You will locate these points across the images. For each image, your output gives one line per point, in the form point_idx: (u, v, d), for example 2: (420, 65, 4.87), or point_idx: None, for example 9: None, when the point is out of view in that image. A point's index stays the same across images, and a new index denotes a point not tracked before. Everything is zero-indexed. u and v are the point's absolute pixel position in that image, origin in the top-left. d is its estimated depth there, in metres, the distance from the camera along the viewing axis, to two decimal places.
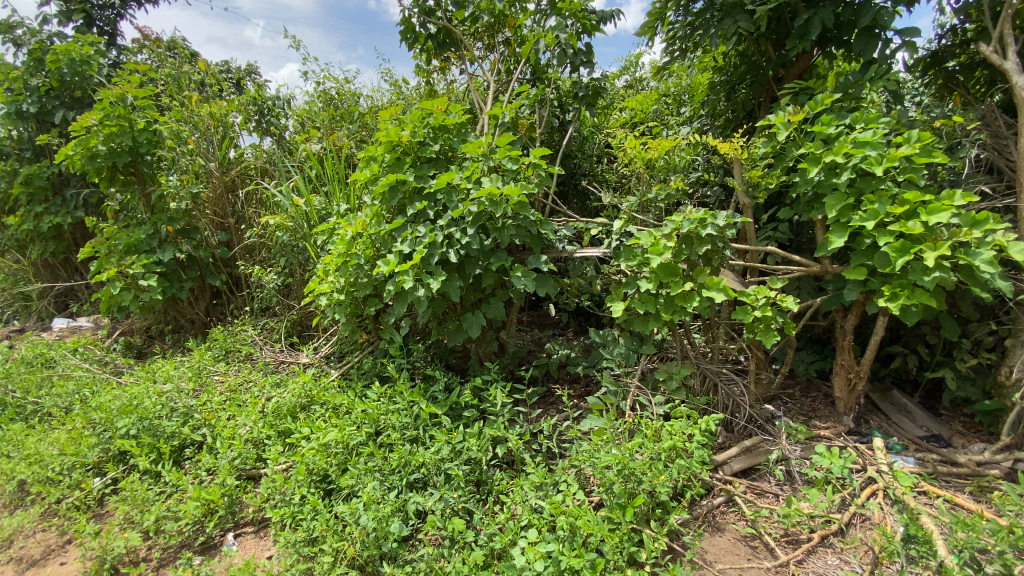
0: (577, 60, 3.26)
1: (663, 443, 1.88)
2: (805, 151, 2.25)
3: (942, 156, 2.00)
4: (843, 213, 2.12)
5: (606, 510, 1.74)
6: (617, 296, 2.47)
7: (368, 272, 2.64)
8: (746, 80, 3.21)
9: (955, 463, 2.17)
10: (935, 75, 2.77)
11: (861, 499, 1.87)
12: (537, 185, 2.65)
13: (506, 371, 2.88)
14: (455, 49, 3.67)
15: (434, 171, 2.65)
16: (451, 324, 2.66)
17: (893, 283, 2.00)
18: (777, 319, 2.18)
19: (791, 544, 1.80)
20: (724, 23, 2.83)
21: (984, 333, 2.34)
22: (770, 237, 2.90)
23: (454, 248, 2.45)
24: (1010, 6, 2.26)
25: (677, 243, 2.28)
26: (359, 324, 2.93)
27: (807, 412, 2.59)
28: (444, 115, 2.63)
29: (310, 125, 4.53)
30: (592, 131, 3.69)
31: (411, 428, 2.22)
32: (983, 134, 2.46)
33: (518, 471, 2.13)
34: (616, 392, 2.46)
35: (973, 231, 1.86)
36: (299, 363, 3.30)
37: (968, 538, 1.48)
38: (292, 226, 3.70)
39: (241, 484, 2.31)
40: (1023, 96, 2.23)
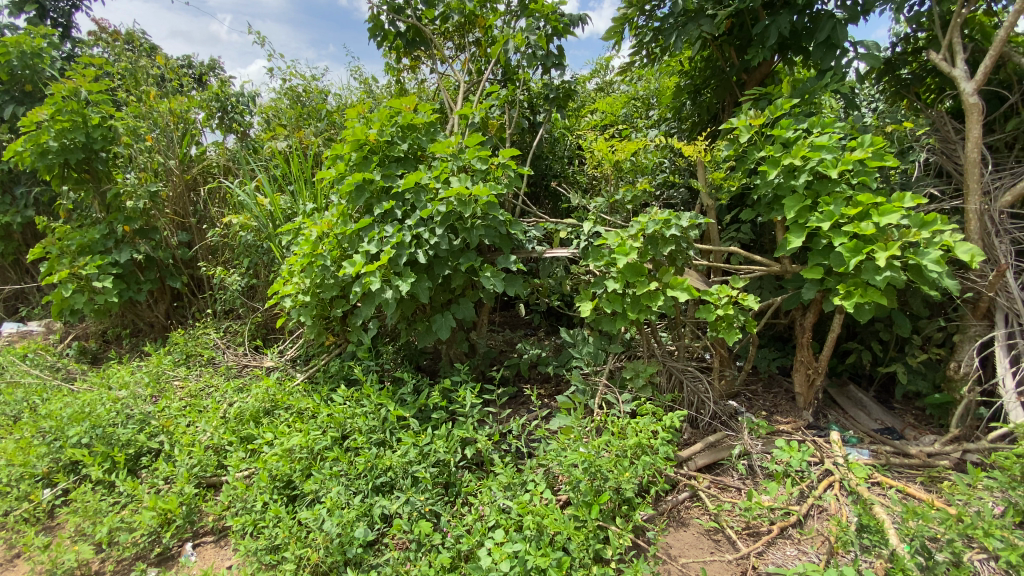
0: (547, 62, 3.27)
1: (629, 439, 1.90)
2: (766, 154, 2.31)
3: (892, 160, 2.08)
4: (801, 215, 2.18)
5: (573, 508, 1.75)
6: (586, 296, 2.49)
7: (334, 273, 2.58)
8: (711, 85, 3.30)
9: (906, 455, 2.26)
10: (889, 81, 2.88)
11: (819, 491, 1.93)
12: (506, 185, 2.65)
13: (476, 371, 2.87)
14: (425, 48, 3.65)
15: (402, 171, 2.61)
16: (421, 325, 2.60)
17: (848, 282, 2.08)
18: (738, 317, 2.24)
19: (751, 537, 1.85)
20: (687, 29, 2.92)
21: (933, 329, 2.45)
22: (734, 238, 2.97)
23: (423, 248, 2.41)
24: (960, 15, 2.41)
25: (643, 243, 2.31)
26: (326, 326, 2.88)
27: (769, 407, 2.67)
28: (413, 114, 2.60)
29: (277, 123, 4.43)
30: (562, 133, 3.71)
31: (378, 431, 2.18)
32: (932, 140, 2.58)
33: (486, 472, 2.12)
34: (584, 391, 2.49)
35: (921, 232, 1.94)
36: (263, 367, 3.21)
37: (918, 527, 1.53)
38: (256, 226, 3.61)
39: (200, 492, 2.23)
40: (970, 102, 2.34)
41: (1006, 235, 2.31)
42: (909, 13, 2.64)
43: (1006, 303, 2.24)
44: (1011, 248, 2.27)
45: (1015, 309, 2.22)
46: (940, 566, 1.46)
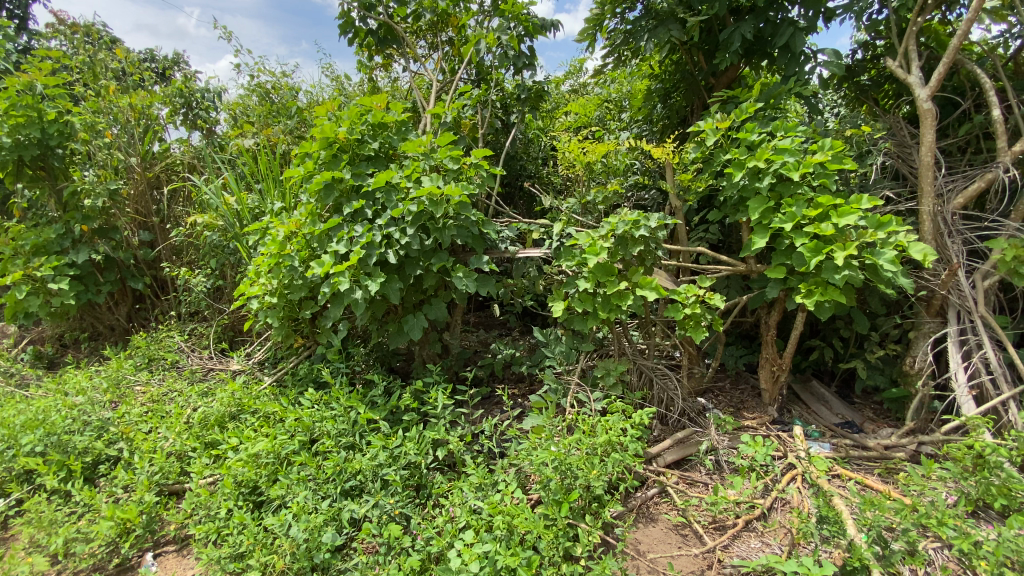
0: (520, 63, 3.28)
1: (599, 437, 1.91)
2: (731, 156, 2.36)
3: (851, 163, 2.15)
4: (765, 216, 2.24)
5: (543, 506, 1.76)
6: (558, 296, 2.50)
7: (303, 274, 2.52)
8: (680, 88, 3.36)
9: (865, 447, 2.34)
10: (849, 87, 2.99)
11: (782, 484, 1.98)
12: (479, 185, 2.64)
13: (449, 372, 2.85)
14: (397, 46, 3.61)
15: (373, 169, 2.57)
16: (392, 325, 2.56)
17: (809, 281, 2.14)
18: (705, 316, 2.29)
19: (717, 531, 1.89)
20: (658, 31, 2.97)
21: (890, 326, 2.54)
22: (702, 238, 3.03)
23: (394, 248, 2.37)
24: (915, 24, 2.51)
25: (613, 243, 2.34)
26: (294, 328, 2.82)
27: (736, 404, 2.73)
28: (384, 112, 2.57)
29: (244, 120, 4.32)
30: (536, 134, 3.73)
31: (347, 434, 2.14)
32: (888, 144, 2.68)
33: (458, 473, 2.10)
34: (556, 390, 2.50)
35: (877, 233, 2.02)
36: (228, 370, 3.12)
37: (875, 517, 1.59)
38: (222, 225, 3.52)
39: (162, 500, 2.15)
40: (925, 108, 2.44)
41: (958, 235, 2.41)
42: (868, 21, 2.74)
43: (958, 301, 2.34)
44: (962, 248, 2.37)
45: (966, 306, 2.32)
46: (896, 554, 1.51)
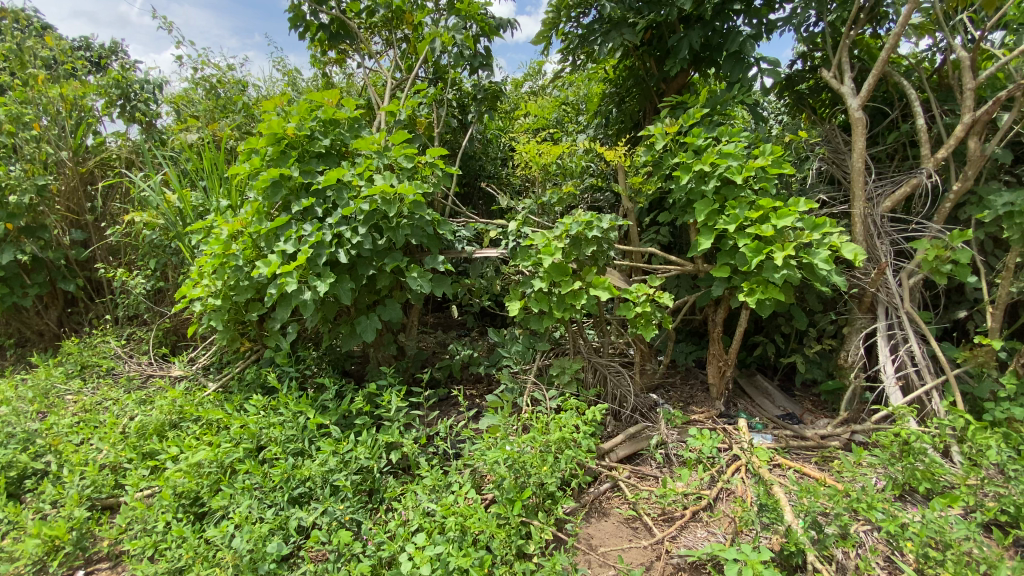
0: (476, 63, 3.27)
1: (552, 435, 1.94)
2: (679, 160, 2.45)
3: (789, 167, 2.26)
4: (710, 218, 2.33)
5: (497, 506, 1.76)
6: (513, 295, 2.52)
7: (249, 274, 2.43)
8: (633, 93, 3.43)
9: (804, 437, 2.46)
10: (789, 95, 3.15)
11: (727, 475, 2.05)
12: (434, 185, 2.61)
13: (405, 374, 2.80)
14: (351, 42, 3.53)
15: (324, 167, 2.50)
16: (344, 327, 2.50)
17: (751, 280, 2.24)
18: (655, 314, 2.36)
19: (666, 522, 1.94)
20: (611, 35, 3.02)
21: (826, 322, 2.68)
22: (654, 239, 3.12)
23: (344, 248, 2.31)
24: (848, 37, 2.67)
25: (567, 244, 2.37)
26: (241, 331, 2.72)
27: (686, 399, 2.82)
28: (335, 108, 2.51)
29: (188, 114, 4.12)
30: (494, 134, 3.75)
31: (296, 440, 2.07)
32: (824, 150, 2.83)
33: (412, 475, 2.07)
34: (512, 390, 2.51)
35: (812, 234, 2.13)
36: (170, 376, 2.96)
37: (811, 504, 1.68)
38: (162, 224, 3.34)
39: (94, 515, 2.02)
40: (856, 117, 2.59)
41: (885, 237, 2.57)
42: (806, 33, 2.88)
43: (886, 298, 2.50)
44: (890, 249, 2.53)
45: (893, 303, 2.48)
46: (829, 538, 1.60)
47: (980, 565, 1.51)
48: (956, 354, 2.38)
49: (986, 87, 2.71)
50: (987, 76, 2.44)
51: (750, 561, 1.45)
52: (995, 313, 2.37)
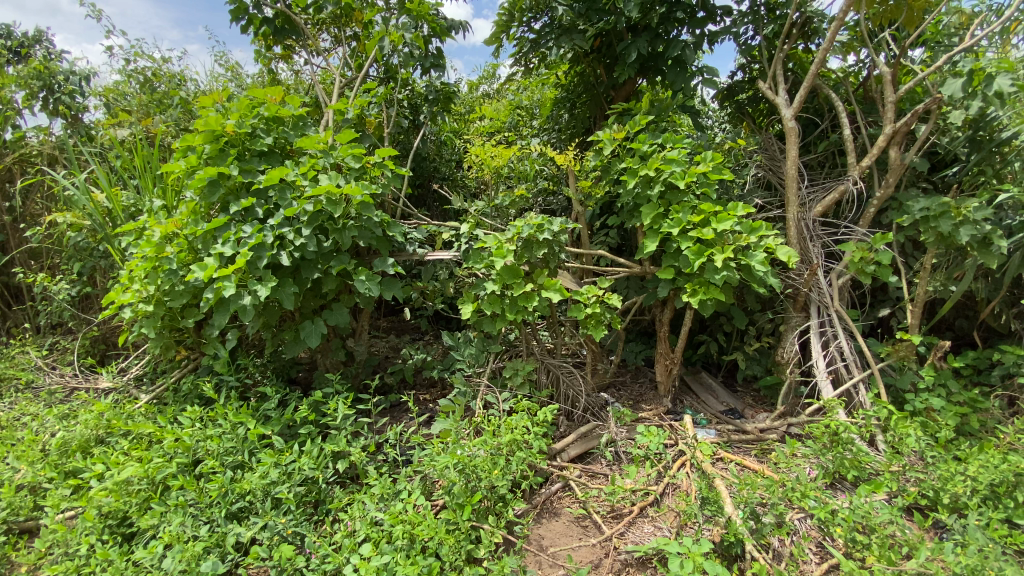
0: (427, 63, 3.23)
1: (504, 437, 1.93)
2: (627, 165, 2.52)
3: (729, 173, 2.36)
4: (656, 221, 2.41)
5: (446, 511, 1.74)
6: (466, 297, 2.50)
7: (184, 279, 2.31)
8: (584, 99, 3.49)
9: (744, 431, 2.56)
10: (729, 105, 3.29)
11: (673, 470, 2.11)
12: (383, 186, 2.55)
13: (354, 381, 2.72)
14: (296, 38, 3.39)
15: (266, 166, 2.40)
16: (289, 333, 2.40)
17: (694, 281, 2.33)
18: (605, 315, 2.40)
19: (615, 519, 1.97)
20: (562, 40, 3.06)
21: (764, 321, 2.81)
22: (605, 242, 3.18)
23: (286, 250, 2.21)
24: (781, 51, 2.82)
25: (519, 246, 2.38)
26: (176, 338, 2.58)
27: (636, 397, 2.90)
28: (279, 106, 2.43)
29: (120, 108, 3.87)
30: (449, 136, 3.73)
31: (236, 452, 1.98)
32: (760, 156, 2.98)
33: (360, 485, 2.01)
34: (465, 393, 2.49)
35: (749, 237, 2.23)
36: (97, 389, 2.77)
37: (749, 495, 1.75)
38: (89, 225, 3.12)
39: (7, 542, 1.86)
40: (790, 126, 2.73)
41: (817, 240, 2.72)
42: (744, 45, 3.02)
43: (818, 297, 2.65)
44: (821, 251, 2.68)
45: (824, 302, 2.63)
46: (766, 527, 1.68)
47: (901, 547, 1.62)
48: (880, 348, 2.55)
49: (905, 100, 2.92)
50: (905, 90, 2.63)
51: (691, 553, 1.50)
52: (914, 310, 2.55)
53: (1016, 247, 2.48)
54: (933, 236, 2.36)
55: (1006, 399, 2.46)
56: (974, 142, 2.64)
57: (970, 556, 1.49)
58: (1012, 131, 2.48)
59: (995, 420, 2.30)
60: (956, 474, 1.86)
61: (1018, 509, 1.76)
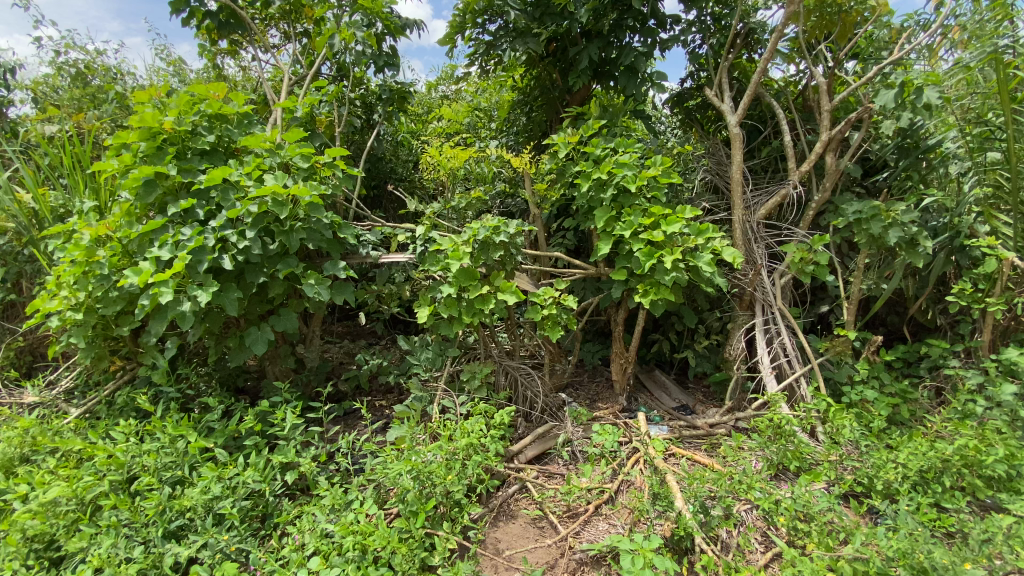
0: (380, 62, 3.16)
1: (459, 442, 1.92)
2: (580, 168, 2.56)
3: (678, 177, 2.43)
4: (609, 224, 2.46)
5: (399, 520, 1.70)
6: (422, 301, 2.47)
7: (117, 284, 2.18)
8: (540, 102, 3.51)
9: (695, 426, 2.64)
10: (679, 111, 3.39)
11: (627, 467, 2.15)
12: (334, 186, 2.48)
13: (305, 388, 2.64)
14: (242, 32, 3.24)
15: (207, 165, 2.29)
16: (233, 340, 2.30)
17: (646, 282, 2.39)
18: (561, 316, 2.43)
19: (571, 518, 1.99)
20: (516, 43, 3.08)
21: (713, 320, 2.91)
22: (561, 244, 3.22)
23: (229, 254, 2.11)
24: (726, 59, 2.93)
25: (475, 248, 2.37)
26: (109, 347, 2.43)
27: (593, 397, 2.96)
28: (221, 102, 2.32)
29: (48, 103, 3.61)
30: (405, 137, 3.70)
31: (175, 467, 1.88)
32: (707, 161, 3.08)
33: (310, 496, 1.95)
34: (421, 398, 2.46)
35: (697, 239, 2.30)
36: (22, 404, 2.57)
37: (698, 489, 1.80)
38: (13, 228, 2.90)
39: None
40: (735, 132, 2.84)
41: (761, 241, 2.84)
42: (692, 54, 3.12)
43: (762, 296, 2.76)
44: (764, 252, 2.80)
45: (768, 300, 2.74)
46: (714, 520, 1.74)
47: (839, 533, 1.70)
48: (820, 344, 2.68)
49: (840, 110, 3.09)
50: (840, 100, 2.78)
51: (642, 550, 1.52)
52: (850, 307, 2.69)
53: (940, 247, 2.67)
54: (865, 237, 2.50)
55: (933, 390, 2.63)
56: (901, 149, 2.85)
57: (901, 540, 1.58)
58: (936, 140, 2.66)
59: (923, 409, 2.46)
60: (888, 462, 1.97)
61: (944, 493, 1.88)
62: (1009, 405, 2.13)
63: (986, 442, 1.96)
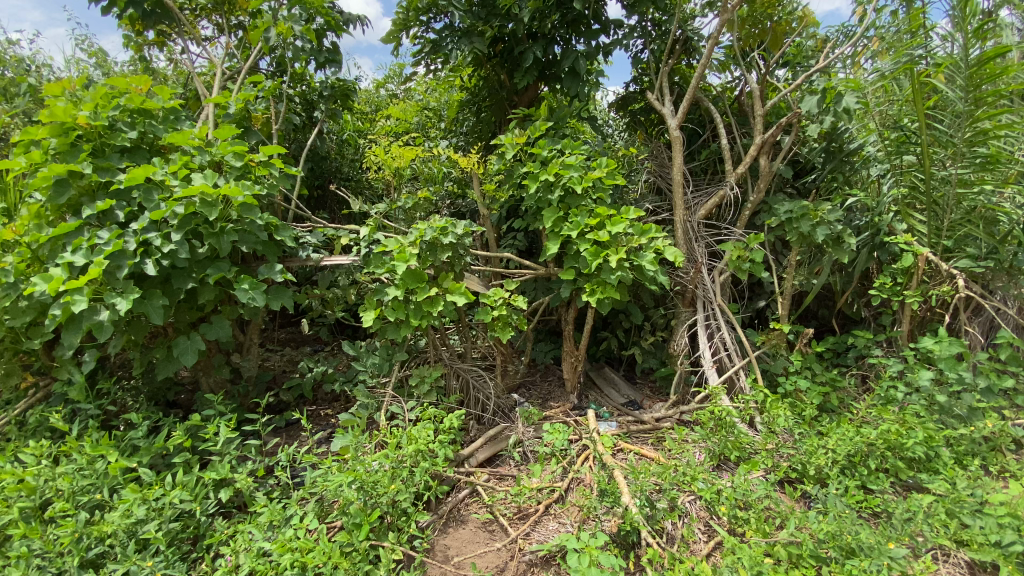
0: (321, 58, 3.04)
1: (406, 449, 1.87)
2: (528, 169, 2.57)
3: (622, 178, 2.47)
4: (556, 224, 2.48)
5: (342, 533, 1.64)
6: (368, 304, 2.39)
7: (26, 293, 2.00)
8: (488, 103, 3.50)
9: (642, 422, 2.70)
10: (624, 114, 3.46)
11: (577, 465, 2.17)
12: (270, 186, 2.36)
13: (243, 400, 2.51)
14: (169, 23, 2.98)
15: (128, 164, 2.13)
16: (160, 351, 2.15)
17: (593, 282, 2.42)
18: (511, 317, 2.43)
19: (521, 520, 1.99)
20: (462, 43, 3.05)
21: (658, 317, 3.00)
22: (511, 245, 3.23)
23: (153, 258, 1.97)
24: (666, 64, 3.01)
25: (422, 250, 2.32)
26: (19, 362, 2.22)
27: (545, 396, 2.98)
28: (143, 96, 2.16)
29: None
30: (351, 136, 3.62)
31: (94, 489, 1.73)
32: (649, 163, 3.17)
33: (247, 513, 1.84)
34: (368, 405, 2.39)
35: (641, 239, 2.36)
36: None
37: (643, 483, 1.84)
38: None
39: None
40: (677, 134, 2.92)
41: (701, 240, 2.94)
42: (634, 58, 3.20)
43: (703, 294, 2.86)
44: (704, 250, 2.90)
45: (709, 297, 2.85)
46: (660, 513, 1.78)
47: (775, 519, 1.78)
48: (756, 338, 2.80)
49: (772, 114, 3.25)
50: (772, 105, 2.92)
51: (588, 549, 1.54)
52: (783, 302, 2.83)
53: (863, 244, 2.85)
54: (796, 236, 2.64)
55: (859, 378, 2.81)
56: (827, 153, 3.03)
57: (831, 523, 1.66)
58: (858, 144, 2.85)
59: (850, 397, 2.62)
60: (819, 448, 2.08)
61: (869, 475, 2.01)
62: (926, 390, 2.30)
63: (907, 426, 2.10)
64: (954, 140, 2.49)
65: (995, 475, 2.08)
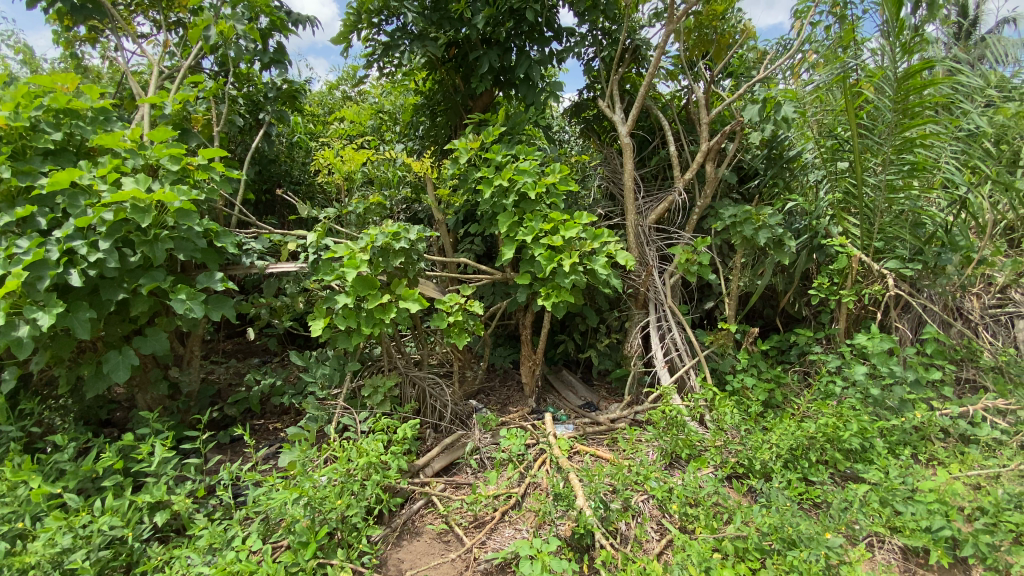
0: (266, 59, 2.93)
1: (357, 460, 1.82)
2: (481, 174, 2.57)
3: (575, 183, 2.50)
4: (511, 229, 2.48)
5: (287, 553, 1.58)
6: (318, 313, 2.32)
7: None
8: (442, 107, 3.47)
9: (598, 423, 2.73)
10: (577, 120, 3.52)
11: (534, 469, 2.17)
12: (211, 191, 2.24)
13: (183, 416, 2.39)
14: (101, 19, 2.81)
15: (52, 167, 2.00)
16: (88, 367, 2.01)
17: (547, 286, 2.44)
18: (466, 323, 2.41)
19: (477, 528, 1.97)
20: (416, 45, 3.01)
21: (613, 319, 3.05)
22: (467, 250, 3.21)
23: (78, 268, 1.84)
24: (615, 71, 3.06)
25: (373, 255, 2.27)
26: None
27: (503, 400, 2.98)
28: (69, 95, 2.02)
29: None
30: (301, 139, 3.53)
31: (13, 519, 1.60)
32: (601, 168, 3.23)
33: (186, 536, 1.75)
34: (318, 418, 2.32)
35: (593, 243, 2.39)
36: None
37: (598, 484, 1.86)
38: None
39: None
40: (626, 140, 2.99)
41: (652, 244, 3.02)
42: (586, 66, 3.26)
43: (654, 295, 2.93)
44: (655, 253, 2.98)
45: (660, 299, 2.92)
46: (613, 513, 1.81)
47: (723, 514, 1.83)
48: (705, 338, 2.90)
49: (716, 122, 3.37)
50: (717, 113, 3.01)
51: (541, 555, 1.55)
52: (730, 302, 2.94)
53: (802, 246, 3.00)
54: (740, 239, 2.75)
55: (800, 374, 2.95)
56: (768, 160, 3.17)
57: (773, 515, 1.73)
58: (796, 151, 3.00)
59: (792, 393, 2.74)
60: (763, 443, 2.16)
61: (809, 467, 2.11)
62: (860, 384, 2.43)
63: (843, 420, 2.21)
64: (884, 148, 2.65)
65: (923, 462, 2.22)
